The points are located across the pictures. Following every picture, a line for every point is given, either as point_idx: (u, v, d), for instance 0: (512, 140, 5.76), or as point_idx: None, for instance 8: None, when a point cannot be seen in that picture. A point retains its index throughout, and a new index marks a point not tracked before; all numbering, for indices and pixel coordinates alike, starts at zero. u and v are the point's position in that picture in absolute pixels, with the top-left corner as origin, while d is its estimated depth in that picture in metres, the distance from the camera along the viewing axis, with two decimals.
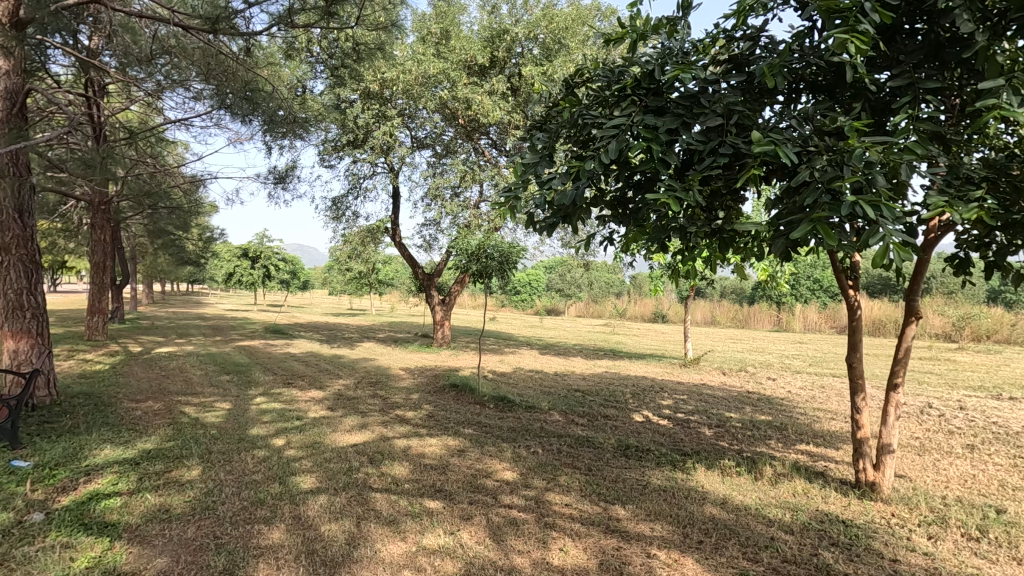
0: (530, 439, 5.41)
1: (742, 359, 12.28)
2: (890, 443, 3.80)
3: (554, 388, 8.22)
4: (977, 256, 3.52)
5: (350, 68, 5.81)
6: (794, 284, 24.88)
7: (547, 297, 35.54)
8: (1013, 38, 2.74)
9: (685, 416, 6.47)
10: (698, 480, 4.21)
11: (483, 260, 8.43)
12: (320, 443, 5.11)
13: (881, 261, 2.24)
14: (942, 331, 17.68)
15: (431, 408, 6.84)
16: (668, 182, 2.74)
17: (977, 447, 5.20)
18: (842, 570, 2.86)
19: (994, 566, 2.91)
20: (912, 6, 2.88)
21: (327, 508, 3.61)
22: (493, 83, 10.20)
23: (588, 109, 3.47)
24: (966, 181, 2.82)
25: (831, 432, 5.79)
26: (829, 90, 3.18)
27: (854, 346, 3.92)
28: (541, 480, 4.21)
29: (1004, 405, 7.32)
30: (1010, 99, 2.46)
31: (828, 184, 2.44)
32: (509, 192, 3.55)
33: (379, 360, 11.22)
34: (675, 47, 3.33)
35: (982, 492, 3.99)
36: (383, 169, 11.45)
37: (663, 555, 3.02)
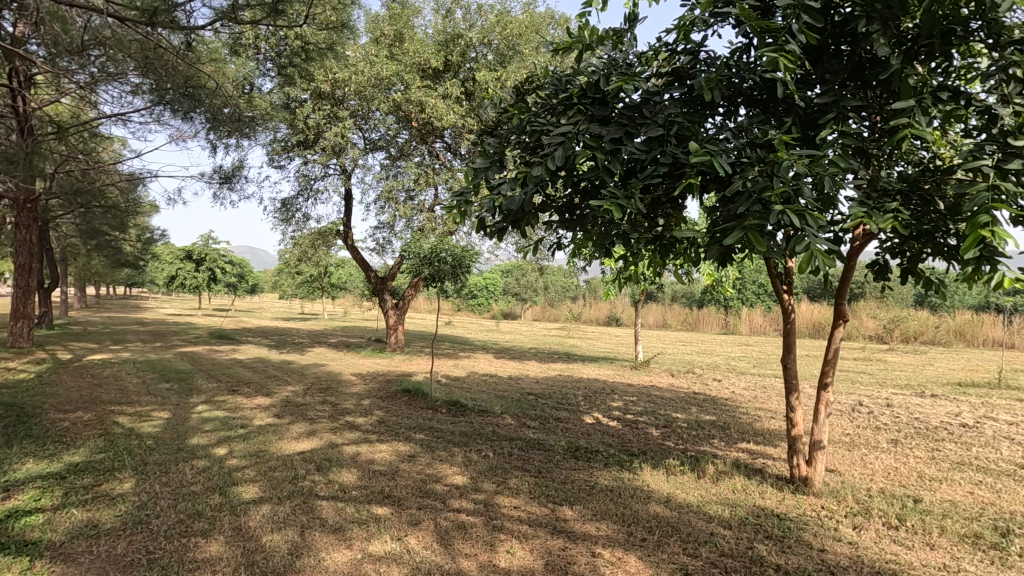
0: (482, 443, 5.42)
1: (690, 361, 12.73)
2: (820, 440, 4.02)
3: (508, 391, 8.27)
4: (895, 263, 3.77)
5: (298, 66, 5.72)
6: (740, 288, 25.92)
7: (504, 301, 35.62)
8: (924, 62, 2.98)
9: (634, 417, 6.65)
10: (644, 480, 4.32)
11: (437, 263, 8.39)
12: (265, 451, 4.97)
13: (807, 268, 2.39)
14: (875, 333, 18.78)
15: (383, 413, 6.75)
16: (611, 190, 2.82)
17: (900, 441, 5.56)
18: (774, 561, 2.99)
19: (910, 553, 3.12)
20: (836, 29, 3.09)
21: (270, 518, 3.51)
22: (447, 87, 10.17)
23: (537, 117, 3.54)
24: (884, 193, 3.02)
25: (769, 431, 6.07)
26: (764, 105, 3.35)
27: (788, 348, 4.10)
28: (491, 483, 4.23)
29: (925, 402, 7.86)
30: (921, 118, 2.68)
31: (760, 193, 2.57)
32: (460, 195, 3.58)
33: (331, 366, 10.97)
34: (620, 58, 3.46)
35: (902, 483, 4.28)
36: (335, 171, 11.25)
37: (607, 554, 3.08)
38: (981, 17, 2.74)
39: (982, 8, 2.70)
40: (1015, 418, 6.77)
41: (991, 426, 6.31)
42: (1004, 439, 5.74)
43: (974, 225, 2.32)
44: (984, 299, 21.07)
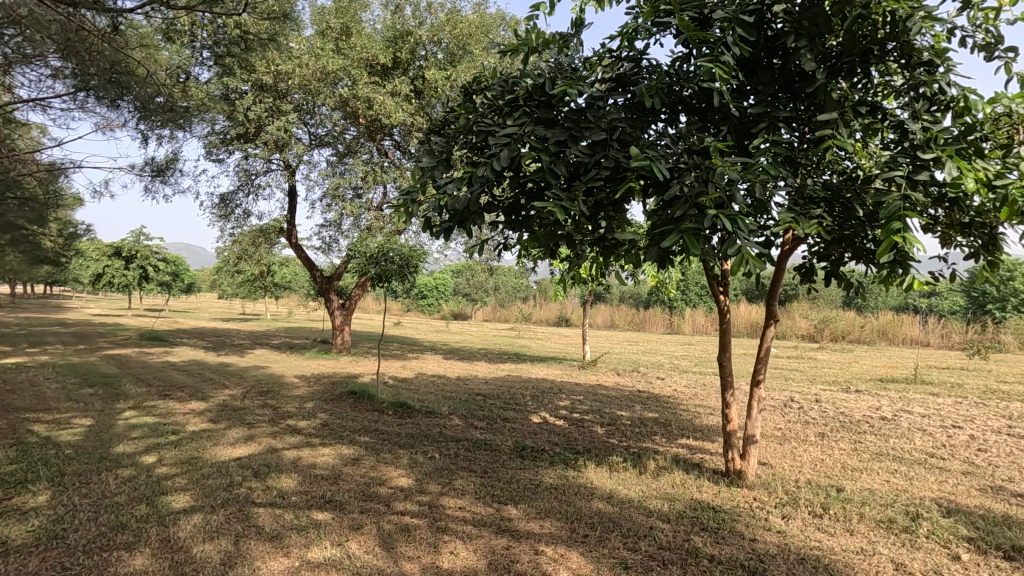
0: (427, 445, 5.36)
1: (635, 360, 13.08)
2: (753, 434, 4.21)
3: (456, 392, 8.22)
4: (820, 265, 4.00)
5: (238, 56, 5.53)
6: (683, 290, 26.84)
7: (454, 301, 35.45)
8: (847, 78, 3.19)
9: (580, 416, 6.76)
10: (588, 477, 4.41)
11: (384, 263, 8.23)
12: (198, 458, 4.74)
13: (739, 270, 2.52)
14: (807, 333, 19.86)
15: (326, 416, 6.57)
16: (554, 191, 2.88)
17: (827, 434, 5.90)
18: (707, 552, 3.12)
19: (832, 539, 3.32)
20: (767, 43, 3.26)
21: (202, 528, 3.35)
22: (396, 84, 10.03)
23: (483, 117, 3.56)
24: (810, 201, 3.22)
25: (707, 427, 6.31)
26: (702, 113, 3.48)
27: (724, 347, 4.27)
28: (436, 485, 4.19)
29: (851, 397, 8.36)
30: (842, 130, 2.87)
31: (695, 198, 2.69)
32: (407, 194, 3.56)
33: (272, 367, 10.60)
34: (565, 62, 3.52)
35: (827, 474, 4.55)
36: (278, 166, 10.85)
37: (549, 550, 3.12)
38: (895, 38, 2.95)
39: (896, 31, 2.91)
40: (927, 411, 7.33)
41: (907, 419, 6.80)
42: (917, 430, 6.20)
43: (888, 231, 2.52)
44: (903, 300, 22.65)
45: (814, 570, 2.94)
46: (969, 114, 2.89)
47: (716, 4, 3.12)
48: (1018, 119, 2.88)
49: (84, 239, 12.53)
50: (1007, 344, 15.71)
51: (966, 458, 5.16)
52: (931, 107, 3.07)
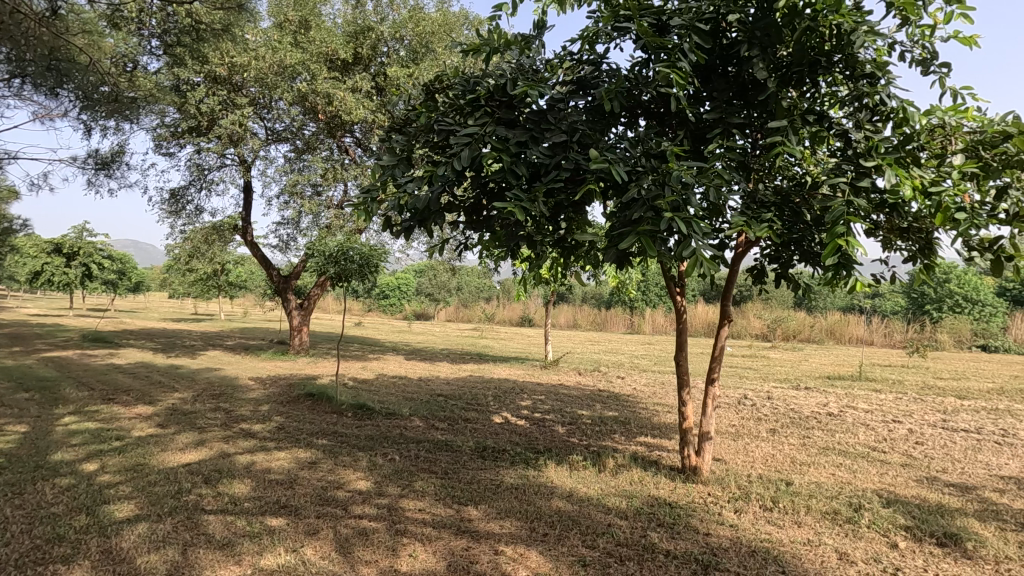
0: (387, 446, 5.30)
1: (597, 360, 13.24)
2: (708, 431, 4.33)
3: (417, 393, 8.14)
4: (771, 267, 4.15)
5: (189, 47, 5.32)
6: (643, 291, 27.36)
7: (417, 301, 35.10)
8: (796, 86, 3.31)
9: (541, 415, 6.81)
10: (548, 476, 4.44)
11: (343, 262, 8.06)
12: (143, 465, 4.53)
13: (693, 271, 2.58)
14: (760, 332, 20.56)
15: (282, 419, 6.40)
16: (515, 192, 2.89)
17: (777, 430, 6.12)
18: (663, 547, 3.18)
19: (781, 531, 3.44)
20: (722, 51, 3.37)
21: (147, 537, 3.21)
22: (357, 80, 9.86)
23: (445, 116, 3.54)
24: (761, 205, 3.34)
25: (665, 424, 6.44)
26: (661, 118, 3.55)
27: (680, 346, 4.37)
28: (396, 487, 4.14)
29: (800, 394, 8.69)
30: (791, 137, 2.98)
31: (652, 201, 2.75)
32: (367, 192, 3.52)
33: (225, 369, 10.24)
34: (527, 63, 3.54)
35: (777, 468, 4.72)
36: (233, 161, 10.50)
37: (509, 550, 3.13)
38: (840, 51, 3.09)
39: (841, 44, 3.05)
40: (871, 406, 7.69)
41: (852, 414, 7.12)
42: (860, 425, 6.51)
43: (833, 235, 2.64)
44: (850, 301, 23.69)
45: (764, 561, 3.05)
46: (906, 125, 3.06)
47: (673, 11, 3.20)
48: (950, 131, 3.06)
49: (21, 234, 11.82)
50: (943, 342, 16.65)
51: (904, 450, 5.44)
52: (873, 117, 3.22)
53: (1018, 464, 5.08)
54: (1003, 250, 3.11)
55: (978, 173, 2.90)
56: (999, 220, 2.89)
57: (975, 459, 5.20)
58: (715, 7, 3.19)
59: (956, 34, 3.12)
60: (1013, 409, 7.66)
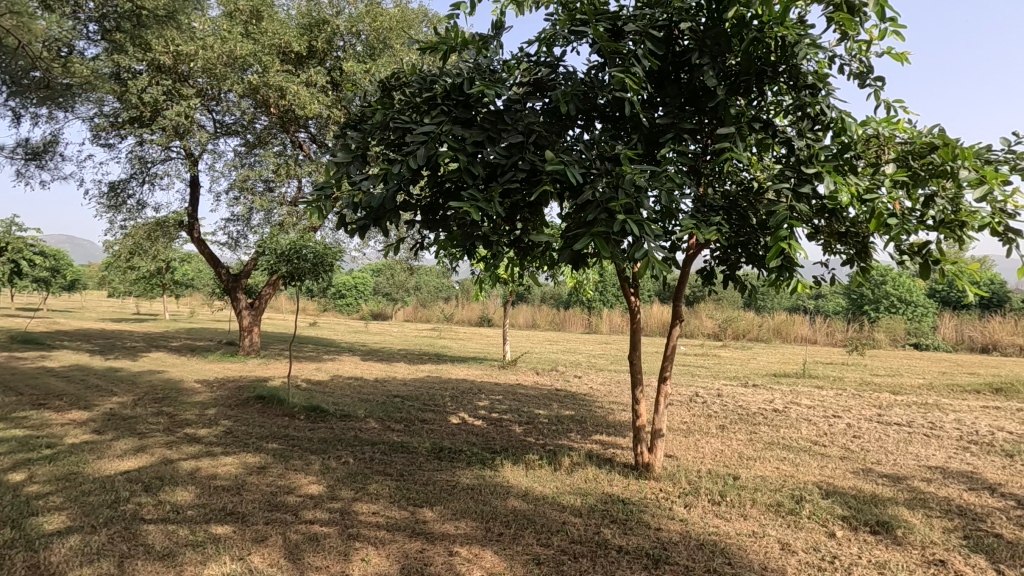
0: (341, 449, 5.18)
1: (554, 359, 13.37)
2: (660, 428, 4.43)
3: (373, 394, 8.02)
4: (719, 268, 4.29)
5: (130, 33, 5.06)
6: (601, 291, 27.79)
7: (374, 301, 34.56)
8: (744, 94, 3.43)
9: (498, 415, 6.82)
10: (504, 475, 4.45)
11: (296, 261, 7.83)
12: (76, 474, 4.28)
13: (645, 272, 2.64)
14: (712, 332, 21.20)
15: (230, 423, 6.17)
16: (470, 192, 2.88)
17: (726, 427, 6.33)
18: (616, 543, 3.24)
19: (727, 524, 3.56)
20: (675, 57, 3.46)
21: (80, 550, 3.04)
22: (311, 74, 9.62)
23: (401, 113, 3.49)
24: (710, 209, 3.45)
25: (619, 422, 6.57)
26: (616, 121, 3.62)
27: (634, 346, 4.45)
28: (349, 491, 4.06)
29: (748, 391, 9.02)
30: (739, 143, 3.09)
31: (606, 203, 2.80)
32: (320, 189, 3.44)
33: (169, 372, 9.80)
34: (484, 63, 3.54)
35: (725, 463, 4.87)
36: (178, 154, 10.07)
37: (464, 551, 3.12)
38: (785, 61, 3.22)
39: (785, 55, 3.19)
40: (813, 402, 8.06)
41: (796, 410, 7.44)
42: (803, 420, 6.81)
43: (776, 238, 2.75)
44: (795, 302, 24.75)
45: (712, 554, 3.14)
46: (844, 134, 3.22)
47: (628, 17, 3.27)
48: (883, 141, 3.24)
49: None
50: (879, 341, 17.62)
51: (843, 444, 5.72)
52: (815, 126, 3.38)
53: (943, 455, 5.43)
54: (930, 255, 3.31)
55: (908, 182, 3.09)
56: (926, 227, 3.08)
57: (906, 451, 5.52)
58: (668, 14, 3.29)
59: (889, 49, 3.31)
60: (941, 403, 8.17)
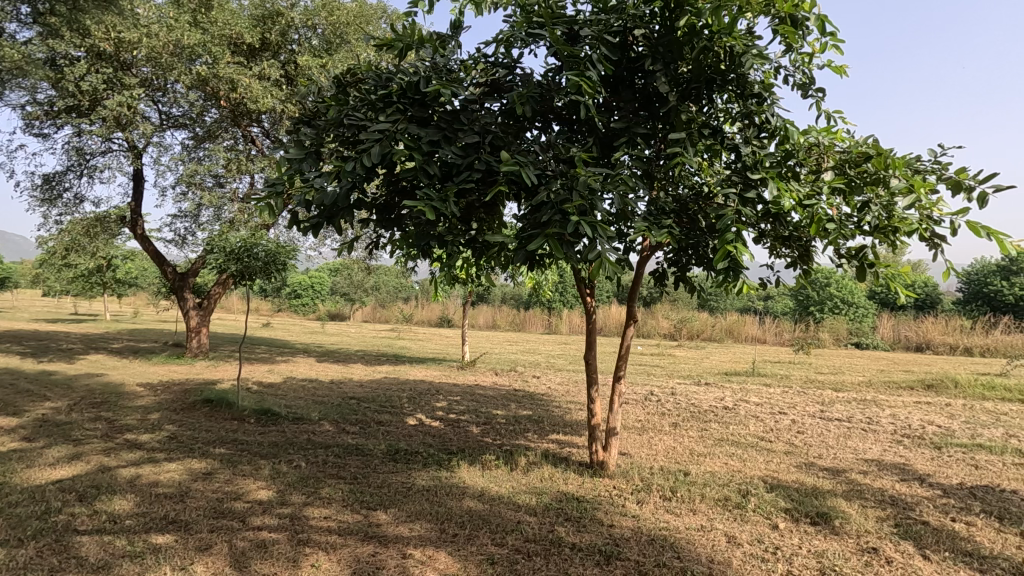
0: (292, 453, 5.04)
1: (514, 360, 13.41)
2: (614, 427, 4.51)
3: (328, 396, 7.85)
4: (670, 270, 4.41)
5: (67, 18, 4.79)
6: (561, 292, 28.05)
7: (331, 301, 33.82)
8: (696, 101, 3.53)
9: (456, 416, 6.79)
10: (461, 476, 4.44)
11: (246, 260, 7.56)
12: (1, 485, 4.01)
13: (598, 273, 2.68)
14: (668, 332, 21.72)
15: (174, 428, 5.91)
16: (425, 191, 2.86)
17: (679, 424, 6.50)
18: (569, 541, 3.28)
19: (677, 519, 3.66)
20: (630, 63, 3.53)
21: (3, 566, 2.85)
22: (264, 67, 9.33)
23: (356, 110, 3.43)
24: (662, 213, 3.55)
25: (576, 421, 6.65)
26: (572, 124, 3.66)
27: (590, 346, 4.50)
28: (300, 495, 3.96)
29: (701, 389, 9.29)
30: (688, 149, 3.19)
31: (560, 205, 2.84)
32: (271, 186, 3.35)
33: (109, 374, 9.31)
34: (441, 62, 3.52)
35: (677, 460, 5.01)
36: (121, 147, 9.60)
37: (417, 553, 3.09)
38: (733, 70, 3.34)
39: (734, 64, 3.30)
40: (761, 400, 8.36)
41: (745, 408, 7.71)
42: (751, 417, 7.06)
43: (723, 240, 2.86)
44: (746, 303, 25.63)
45: (662, 548, 3.22)
46: (787, 141, 3.36)
47: (584, 22, 3.32)
48: (823, 149, 3.40)
49: None
50: (824, 340, 18.43)
51: (787, 439, 5.97)
52: (761, 133, 3.51)
53: (878, 448, 5.73)
54: (866, 259, 3.50)
55: (845, 189, 3.26)
56: (863, 231, 3.25)
57: (845, 445, 5.81)
58: (623, 21, 3.34)
59: (829, 62, 3.48)
60: (878, 399, 8.62)
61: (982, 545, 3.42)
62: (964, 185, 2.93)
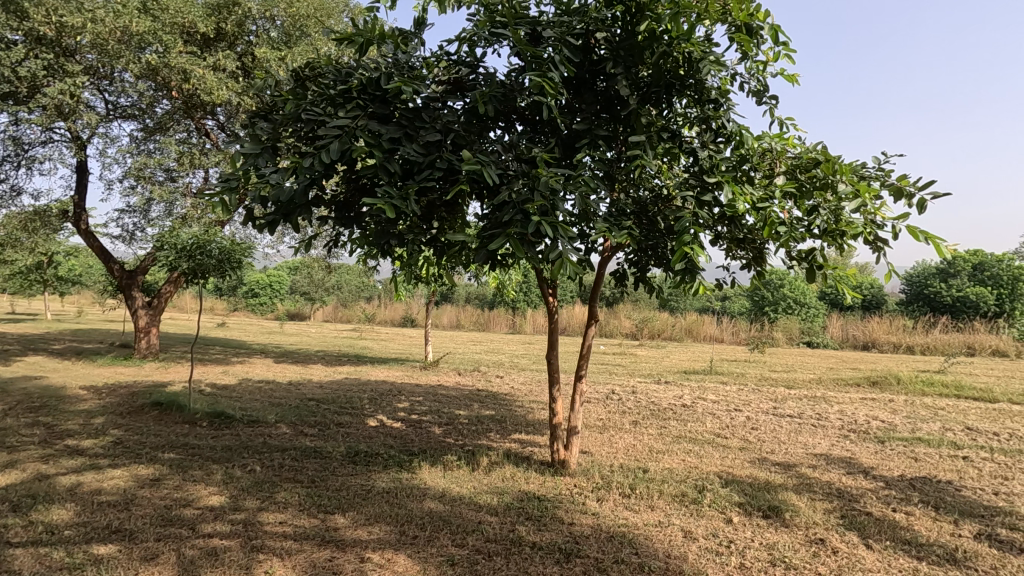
0: (247, 457, 4.89)
1: (477, 360, 13.36)
2: (575, 426, 4.55)
3: (286, 397, 7.65)
4: (630, 271, 4.47)
5: None
6: (525, 292, 28.14)
7: (291, 300, 32.98)
8: (655, 106, 3.60)
9: (418, 417, 6.72)
10: (422, 477, 4.39)
11: (199, 257, 7.29)
12: None
13: (558, 273, 2.70)
14: (630, 331, 22.07)
15: (120, 432, 5.64)
16: (385, 189, 2.82)
17: (639, 422, 6.61)
18: (530, 540, 3.29)
19: (636, 516, 3.72)
20: (591, 65, 3.57)
21: None
22: (219, 58, 9.02)
23: (314, 105, 3.34)
24: (622, 214, 3.60)
25: (538, 421, 6.68)
26: (535, 125, 3.67)
27: (552, 346, 4.52)
28: (254, 500, 3.84)
29: (661, 388, 9.47)
30: (647, 152, 3.25)
31: (521, 205, 2.84)
32: (225, 181, 3.24)
33: (49, 378, 8.82)
34: (403, 59, 3.47)
35: (636, 457, 5.10)
36: (63, 137, 9.10)
37: (376, 557, 3.04)
38: (692, 75, 3.41)
39: (693, 70, 3.37)
40: (718, 398, 8.60)
41: (702, 405, 7.91)
42: (708, 414, 7.25)
43: (680, 242, 2.92)
44: (705, 303, 26.33)
45: (620, 545, 3.27)
46: (742, 146, 3.46)
47: (547, 23, 3.34)
48: (776, 155, 3.52)
49: None
50: (778, 340, 19.07)
51: (742, 436, 6.15)
52: (717, 138, 3.60)
53: (827, 442, 5.98)
54: (816, 261, 3.63)
55: (796, 193, 3.37)
56: (812, 234, 3.37)
57: (796, 440, 6.03)
58: (585, 24, 3.38)
59: (782, 71, 3.61)
60: (827, 396, 8.98)
61: (921, 534, 3.60)
62: (905, 191, 3.08)
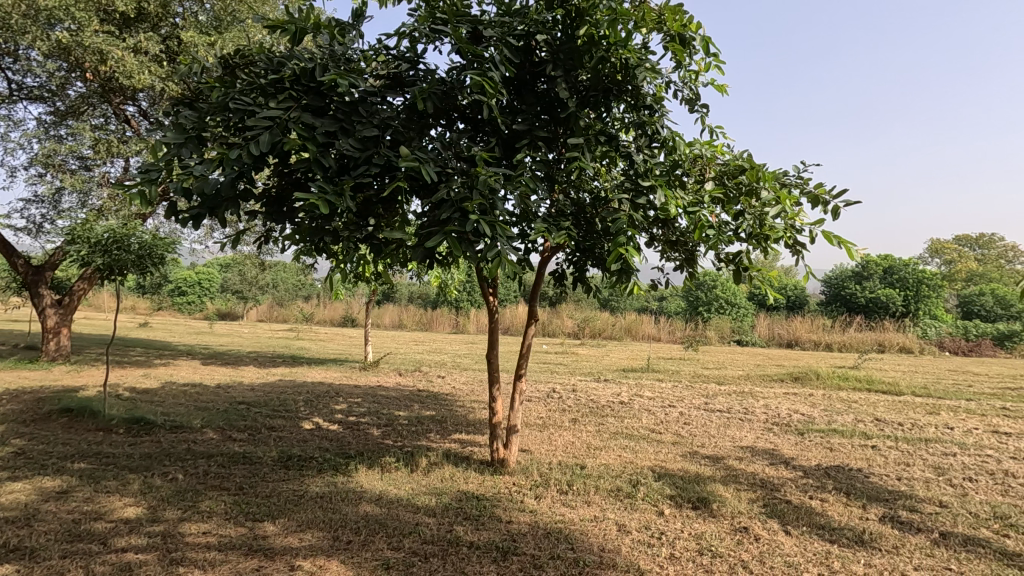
0: (168, 465, 4.60)
1: (419, 360, 13.18)
2: (515, 424, 4.57)
3: (213, 401, 7.26)
4: (570, 271, 4.53)
5: None
6: (469, 291, 28.06)
7: (222, 300, 31.38)
8: (594, 109, 3.67)
9: (356, 419, 6.55)
10: (358, 481, 4.29)
11: (116, 253, 6.79)
12: None
13: (495, 272, 2.70)
14: (572, 331, 22.44)
15: (22, 442, 5.17)
16: (319, 183, 2.72)
17: (578, 420, 6.73)
18: (468, 540, 3.28)
19: (573, 512, 3.77)
20: (532, 67, 3.61)
21: None
22: (141, 40, 8.44)
23: (243, 94, 3.18)
24: (560, 215, 3.65)
25: (479, 420, 6.67)
26: (475, 124, 3.66)
27: (492, 345, 4.51)
28: (175, 511, 3.62)
29: (600, 386, 9.69)
30: (585, 154, 3.30)
31: (459, 203, 2.82)
32: (144, 171, 3.03)
33: None
34: (339, 50, 3.36)
35: (575, 454, 5.18)
36: None
37: (307, 564, 2.94)
38: (629, 81, 3.50)
39: (630, 75, 3.46)
40: (654, 394, 8.88)
41: (640, 402, 8.14)
42: (644, 410, 7.48)
43: (616, 244, 2.99)
44: (643, 303, 27.18)
45: (557, 541, 3.32)
46: (674, 152, 3.59)
47: (488, 22, 3.33)
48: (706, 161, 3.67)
49: None
50: (711, 338, 19.94)
51: (675, 431, 6.38)
52: (653, 143, 3.71)
53: (753, 436, 6.30)
54: (742, 263, 3.83)
55: (724, 199, 3.54)
56: (739, 238, 3.56)
57: (725, 434, 6.32)
58: (527, 25, 3.39)
59: (712, 81, 3.77)
60: (754, 391, 9.48)
61: (834, 518, 3.86)
62: (822, 199, 3.29)
